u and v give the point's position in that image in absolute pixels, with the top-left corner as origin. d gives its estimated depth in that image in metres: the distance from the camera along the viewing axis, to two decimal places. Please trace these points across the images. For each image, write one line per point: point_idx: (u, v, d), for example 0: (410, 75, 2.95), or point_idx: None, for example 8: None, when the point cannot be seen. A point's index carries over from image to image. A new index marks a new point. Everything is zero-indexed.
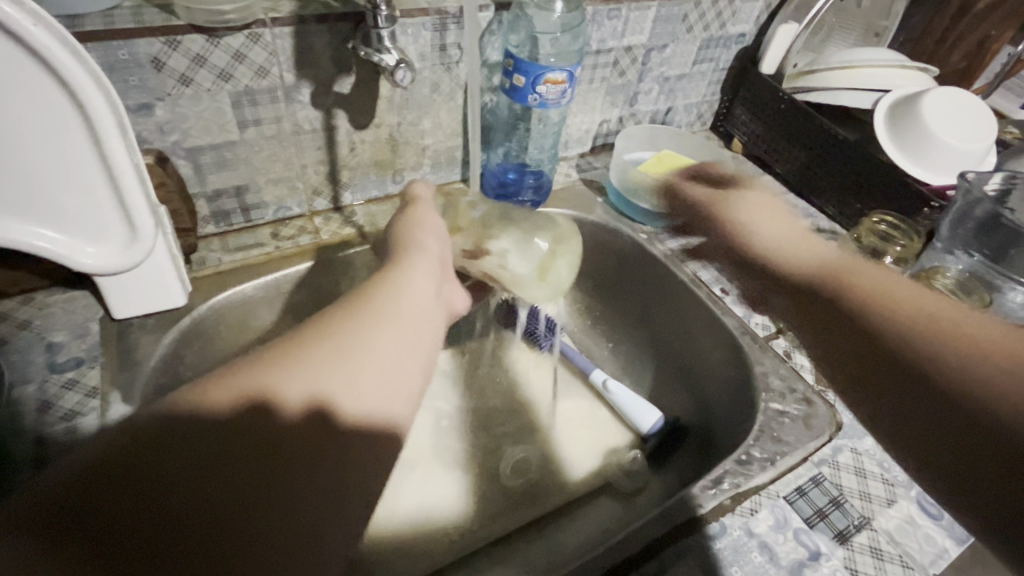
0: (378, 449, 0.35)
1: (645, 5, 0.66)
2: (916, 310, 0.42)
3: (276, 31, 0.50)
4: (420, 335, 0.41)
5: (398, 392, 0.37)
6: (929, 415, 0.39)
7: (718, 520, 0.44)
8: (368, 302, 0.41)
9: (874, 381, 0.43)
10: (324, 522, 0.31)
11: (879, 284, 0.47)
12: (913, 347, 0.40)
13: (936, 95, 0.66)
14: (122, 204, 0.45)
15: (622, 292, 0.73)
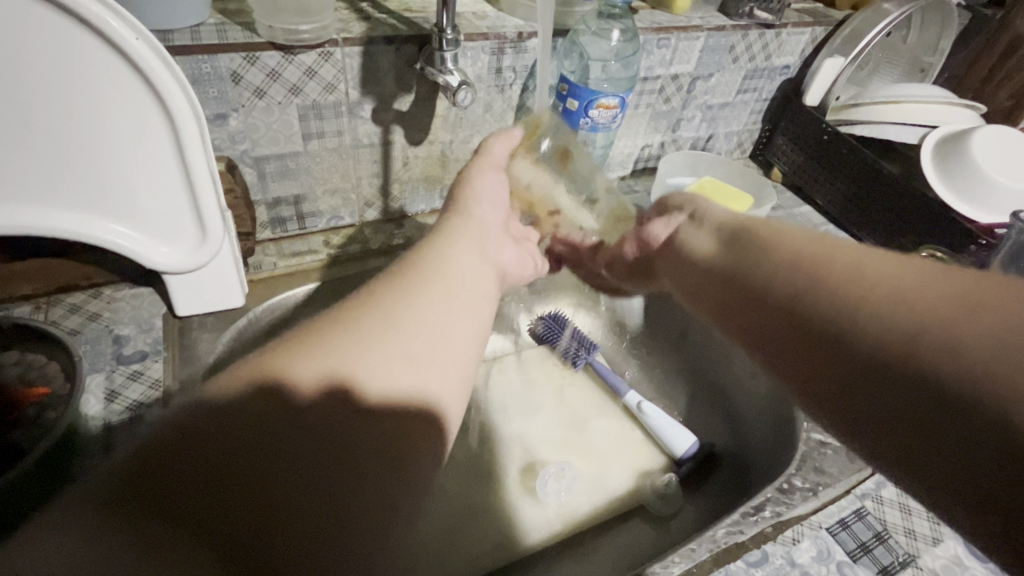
0: (416, 427, 0.33)
1: (694, 35, 0.68)
2: (855, 268, 0.35)
3: (346, 51, 0.52)
4: (461, 316, 0.40)
5: (432, 368, 0.35)
6: (843, 374, 0.32)
7: (760, 547, 0.44)
8: (405, 284, 0.39)
9: (809, 358, 0.34)
10: (388, 502, 0.29)
11: (813, 242, 0.39)
12: (826, 306, 0.34)
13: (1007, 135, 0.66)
14: (196, 208, 0.48)
15: (658, 314, 0.73)
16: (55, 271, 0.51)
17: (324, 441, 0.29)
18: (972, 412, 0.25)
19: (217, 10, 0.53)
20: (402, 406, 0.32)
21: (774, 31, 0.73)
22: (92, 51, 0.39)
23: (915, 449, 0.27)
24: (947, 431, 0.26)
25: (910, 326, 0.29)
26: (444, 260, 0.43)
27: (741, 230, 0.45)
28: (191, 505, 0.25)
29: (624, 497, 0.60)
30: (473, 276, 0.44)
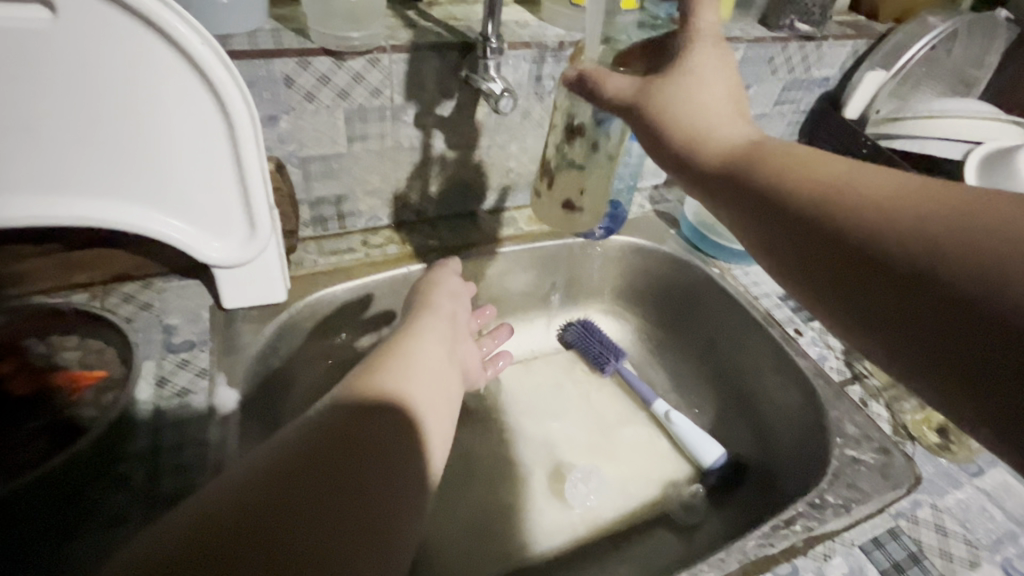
0: (403, 438, 0.36)
1: (733, 46, 0.68)
2: (935, 194, 0.29)
3: (393, 57, 0.54)
4: (437, 361, 0.44)
5: (429, 391, 0.41)
6: (921, 308, 0.28)
7: (791, 560, 0.44)
8: (382, 347, 0.44)
9: (876, 287, 0.29)
10: (401, 502, 0.32)
11: (809, 164, 0.35)
12: (848, 221, 0.31)
13: None
14: (247, 206, 0.50)
15: (688, 324, 0.73)
16: (112, 261, 0.54)
17: (341, 468, 0.31)
18: (1000, 327, 0.25)
19: (273, 16, 0.55)
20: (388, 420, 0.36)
21: (814, 43, 0.73)
22: (159, 53, 0.41)
23: (930, 351, 0.27)
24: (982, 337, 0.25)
25: (955, 258, 0.27)
26: (419, 326, 0.48)
27: (751, 161, 0.37)
28: (247, 527, 0.27)
29: (650, 505, 0.61)
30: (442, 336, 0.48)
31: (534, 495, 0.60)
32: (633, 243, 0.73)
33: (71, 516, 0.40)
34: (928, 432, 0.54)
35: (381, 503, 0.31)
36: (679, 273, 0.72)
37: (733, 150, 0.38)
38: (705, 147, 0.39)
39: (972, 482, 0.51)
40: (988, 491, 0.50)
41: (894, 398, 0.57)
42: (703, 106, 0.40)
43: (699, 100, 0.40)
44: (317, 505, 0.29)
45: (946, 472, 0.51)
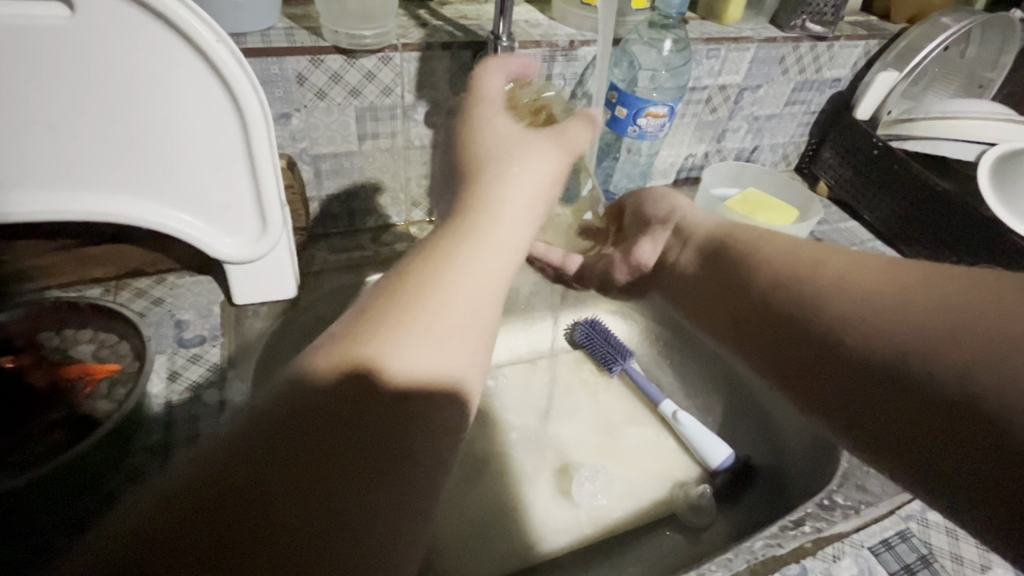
0: (428, 421, 0.31)
1: (744, 46, 0.68)
2: (906, 290, 0.36)
3: (404, 56, 0.54)
4: (486, 297, 0.37)
5: (455, 352, 0.34)
6: (845, 382, 0.36)
7: (799, 561, 0.43)
8: (422, 267, 0.36)
9: (823, 361, 0.38)
10: (405, 499, 0.29)
11: (825, 265, 0.42)
12: (826, 313, 0.39)
13: None
14: (260, 203, 0.50)
15: (697, 324, 0.73)
16: (125, 257, 0.54)
17: (332, 452, 0.28)
18: (968, 412, 0.29)
19: (286, 15, 0.55)
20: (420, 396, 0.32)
21: (826, 43, 0.73)
22: (175, 50, 0.41)
23: (856, 416, 0.35)
24: (918, 413, 0.31)
25: (900, 346, 0.33)
26: (470, 238, 0.39)
27: (730, 243, 0.50)
28: (230, 509, 0.25)
29: (657, 505, 0.60)
30: (500, 251, 0.39)
31: (540, 494, 0.60)
32: None
33: (87, 505, 0.41)
34: None
35: (384, 493, 0.28)
36: None
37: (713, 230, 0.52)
38: (692, 230, 0.54)
39: None
40: None
41: None
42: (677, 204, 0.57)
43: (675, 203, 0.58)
44: (302, 491, 0.26)
45: None
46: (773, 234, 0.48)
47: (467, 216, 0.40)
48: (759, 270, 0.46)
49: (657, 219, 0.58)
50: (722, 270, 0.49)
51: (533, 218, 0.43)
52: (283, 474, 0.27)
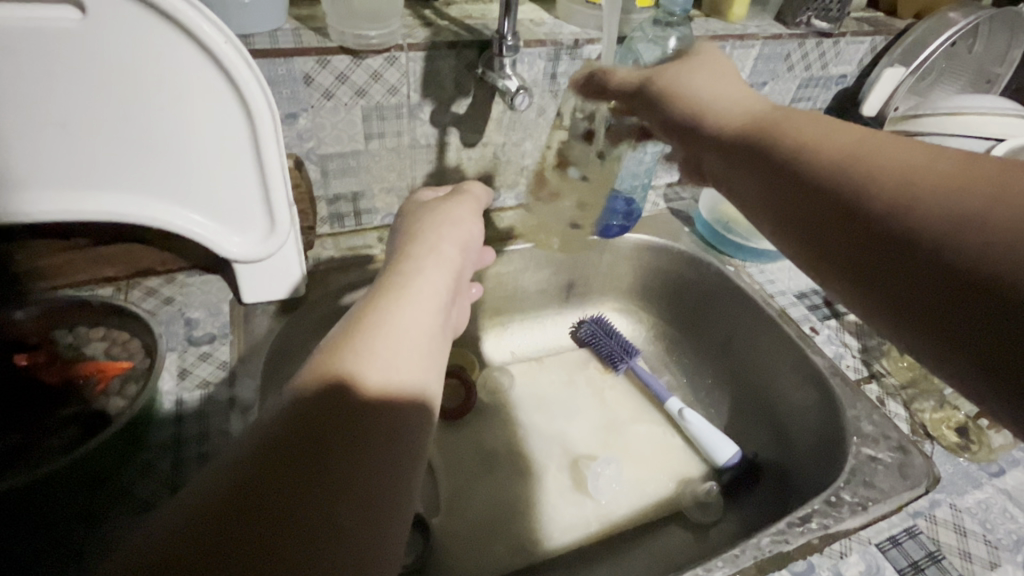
0: (401, 414, 0.34)
1: (749, 43, 0.68)
2: (949, 163, 0.28)
3: (410, 55, 0.55)
4: (423, 320, 0.39)
5: (410, 363, 0.36)
6: (881, 265, 0.28)
7: (805, 557, 0.43)
8: (367, 306, 0.39)
9: (880, 246, 0.28)
10: (398, 467, 0.31)
11: (865, 143, 0.31)
12: (897, 208, 0.28)
13: None
14: (267, 201, 0.51)
15: (702, 322, 0.73)
16: (137, 256, 0.55)
17: (330, 438, 0.30)
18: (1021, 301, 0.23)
19: (292, 16, 0.56)
20: (389, 395, 0.34)
21: (832, 39, 0.73)
22: (185, 54, 0.42)
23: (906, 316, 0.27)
24: (970, 308, 0.24)
25: (957, 214, 0.25)
26: (410, 276, 0.42)
27: (770, 125, 0.36)
28: (250, 503, 0.26)
29: (663, 502, 0.61)
30: (437, 282, 0.43)
31: (544, 490, 0.61)
32: (645, 240, 0.73)
33: (104, 501, 0.42)
34: (947, 432, 0.53)
35: (375, 457, 0.31)
36: (694, 271, 0.72)
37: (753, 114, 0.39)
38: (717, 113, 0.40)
39: (992, 482, 0.50)
40: (1008, 492, 0.49)
41: (913, 398, 0.56)
42: (707, 87, 0.42)
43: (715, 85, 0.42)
44: (308, 479, 0.28)
45: (965, 472, 0.51)
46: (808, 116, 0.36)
47: (405, 260, 0.44)
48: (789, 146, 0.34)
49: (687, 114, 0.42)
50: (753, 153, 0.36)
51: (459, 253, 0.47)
52: (284, 462, 0.28)
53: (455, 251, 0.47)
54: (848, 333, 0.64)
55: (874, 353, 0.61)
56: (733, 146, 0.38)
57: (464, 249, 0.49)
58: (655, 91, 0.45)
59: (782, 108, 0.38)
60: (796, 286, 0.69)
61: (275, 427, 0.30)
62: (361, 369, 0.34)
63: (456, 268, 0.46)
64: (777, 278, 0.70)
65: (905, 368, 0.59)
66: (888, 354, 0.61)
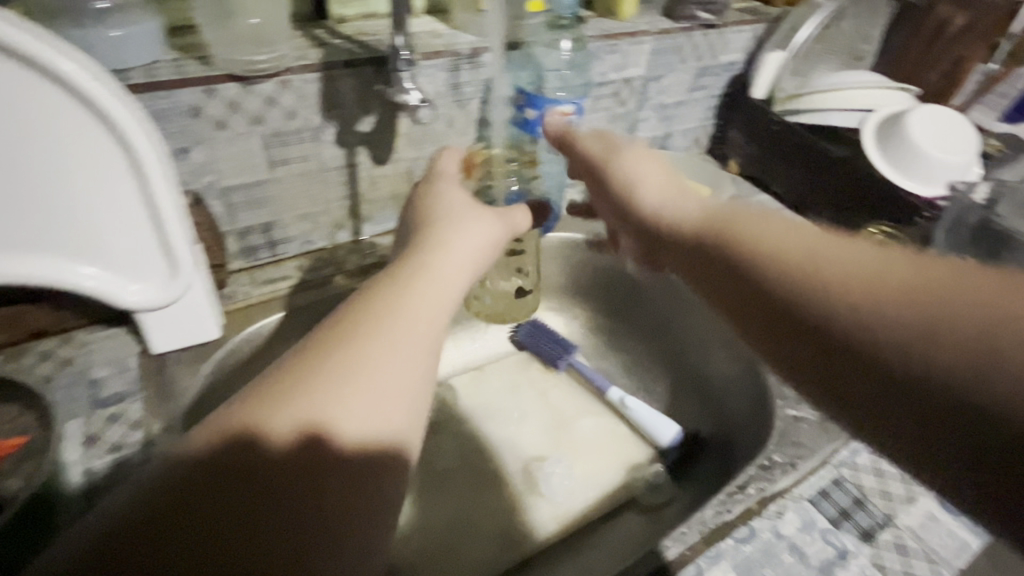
0: (365, 486, 0.30)
1: (640, 39, 0.71)
2: (905, 282, 0.31)
3: (304, 78, 0.53)
4: (420, 341, 0.36)
5: (401, 393, 0.33)
6: (873, 391, 0.30)
7: (746, 523, 0.45)
8: (343, 338, 0.34)
9: (820, 357, 0.33)
10: (357, 512, 0.29)
11: (836, 261, 0.34)
12: (862, 339, 0.31)
13: (915, 113, 0.69)
14: (165, 244, 0.48)
15: (633, 312, 0.75)
16: (25, 320, 0.50)
17: (291, 476, 0.28)
18: (994, 428, 0.25)
19: (172, 46, 0.53)
20: (353, 457, 0.30)
21: (716, 31, 0.77)
22: (45, 96, 0.38)
23: (889, 427, 0.30)
24: (930, 414, 0.28)
25: (919, 351, 0.28)
26: (406, 301, 0.37)
27: (727, 240, 0.41)
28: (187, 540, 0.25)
29: (616, 491, 0.62)
30: (430, 314, 0.38)
31: (499, 500, 0.60)
32: (569, 237, 0.74)
33: None
34: None
35: (339, 500, 0.29)
36: (618, 262, 0.73)
37: (710, 213, 0.44)
38: (678, 218, 0.47)
39: None
40: None
41: None
42: (654, 195, 0.50)
43: (656, 186, 0.51)
44: (259, 519, 0.27)
45: None
46: (770, 219, 0.41)
47: (411, 267, 0.41)
48: (772, 278, 0.36)
49: (639, 213, 0.51)
50: (721, 262, 0.41)
51: (472, 270, 0.44)
52: (236, 505, 0.27)
53: (465, 273, 0.43)
54: None
55: None
56: (684, 237, 0.46)
57: (479, 257, 0.45)
58: (601, 175, 0.54)
59: (731, 206, 0.44)
60: None
61: (237, 454, 0.28)
62: (324, 429, 0.30)
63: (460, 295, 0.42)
64: None
65: None
66: None
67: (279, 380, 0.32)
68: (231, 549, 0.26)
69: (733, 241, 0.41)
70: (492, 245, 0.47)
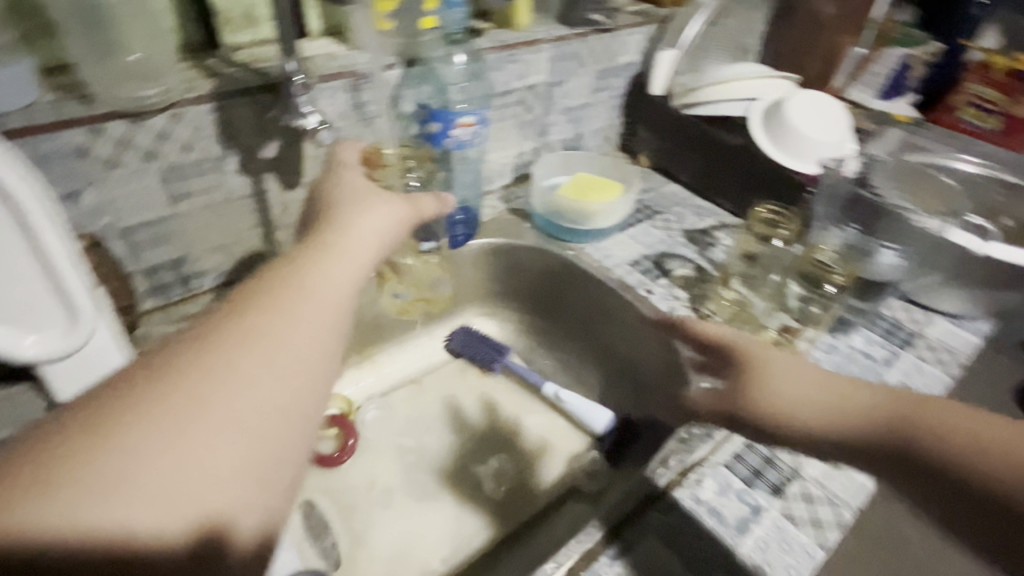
0: (253, 481, 0.29)
1: (537, 48, 0.74)
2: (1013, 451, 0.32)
3: (197, 109, 0.53)
4: (333, 305, 0.37)
5: (316, 351, 0.35)
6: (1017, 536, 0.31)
7: (669, 495, 0.48)
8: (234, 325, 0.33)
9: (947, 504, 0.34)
10: (270, 456, 0.30)
11: (881, 407, 0.37)
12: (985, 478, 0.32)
13: (792, 99, 0.75)
14: (60, 292, 0.46)
15: (558, 310, 0.77)
16: None
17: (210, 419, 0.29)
18: None
19: (51, 87, 0.51)
20: (246, 449, 0.29)
21: (610, 34, 0.81)
22: None
23: None
24: None
25: None
26: (316, 269, 0.38)
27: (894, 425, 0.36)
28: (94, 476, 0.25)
29: (558, 483, 0.64)
30: (332, 304, 0.37)
31: (444, 508, 0.61)
32: (490, 243, 0.76)
33: None
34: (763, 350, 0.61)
35: (256, 442, 0.30)
36: (540, 263, 0.76)
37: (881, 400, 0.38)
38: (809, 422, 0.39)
39: None
40: None
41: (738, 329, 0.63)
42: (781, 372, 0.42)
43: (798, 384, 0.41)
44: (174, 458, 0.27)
45: None
46: (830, 374, 0.41)
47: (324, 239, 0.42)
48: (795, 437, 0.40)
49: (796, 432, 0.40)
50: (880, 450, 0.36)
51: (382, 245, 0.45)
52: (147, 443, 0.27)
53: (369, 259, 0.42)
54: (678, 287, 0.70)
55: (701, 297, 0.68)
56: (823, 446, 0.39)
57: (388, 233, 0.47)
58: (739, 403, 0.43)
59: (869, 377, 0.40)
60: (628, 255, 0.76)
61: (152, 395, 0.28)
62: (209, 420, 0.29)
63: (365, 281, 0.41)
64: (612, 253, 0.76)
65: (726, 304, 0.66)
66: (710, 296, 0.68)
67: (152, 374, 0.30)
68: (146, 483, 0.26)
69: (866, 413, 0.37)
70: (398, 223, 0.48)
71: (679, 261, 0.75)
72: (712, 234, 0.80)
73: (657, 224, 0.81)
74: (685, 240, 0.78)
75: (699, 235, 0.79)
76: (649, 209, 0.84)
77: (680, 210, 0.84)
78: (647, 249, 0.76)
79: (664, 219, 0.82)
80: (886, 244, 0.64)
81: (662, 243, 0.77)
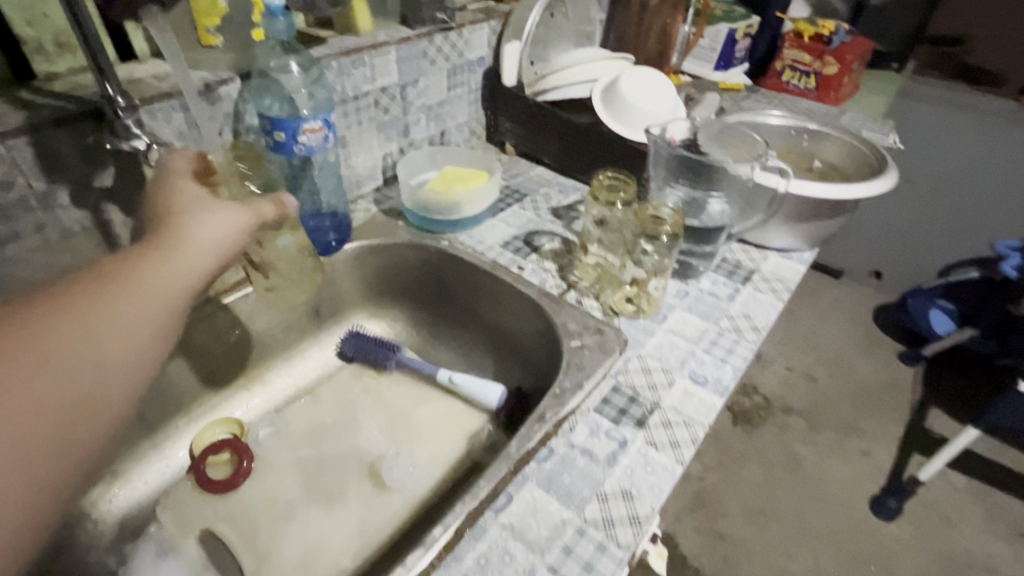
0: (53, 463, 0.32)
1: (382, 50, 0.76)
2: None
3: (8, 144, 0.49)
4: (143, 321, 0.38)
5: (116, 364, 0.36)
6: None
7: (546, 445, 0.52)
8: (48, 323, 0.34)
9: None
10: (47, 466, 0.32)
11: None
12: None
13: (626, 78, 0.83)
14: None
15: (442, 300, 0.79)
16: None
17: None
18: None
19: None
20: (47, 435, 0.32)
21: (454, 31, 0.84)
22: None
23: None
24: None
25: None
26: (134, 281, 0.39)
27: None
28: None
29: (459, 460, 0.67)
30: (154, 311, 0.39)
31: (349, 507, 0.62)
32: (366, 244, 0.76)
33: None
34: (625, 305, 0.68)
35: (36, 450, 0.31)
36: (419, 256, 0.78)
37: None
38: None
39: (661, 328, 0.66)
40: (672, 330, 0.66)
41: (601, 289, 0.70)
42: None
43: None
44: None
45: (643, 327, 0.66)
46: None
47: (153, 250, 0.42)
48: None
49: None
50: None
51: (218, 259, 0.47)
52: None
53: (203, 262, 0.45)
54: (546, 260, 0.76)
55: (568, 267, 0.74)
56: None
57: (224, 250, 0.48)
58: None
59: None
60: (500, 238, 0.80)
61: None
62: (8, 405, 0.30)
63: (193, 286, 0.43)
64: (484, 238, 0.80)
65: (590, 269, 0.72)
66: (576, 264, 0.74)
67: None
68: None
69: None
70: (236, 236, 0.48)
71: (547, 237, 0.80)
72: (576, 208, 0.86)
73: (526, 206, 0.86)
74: (551, 217, 0.84)
75: (564, 211, 0.85)
76: (517, 193, 0.89)
77: (546, 191, 0.90)
78: (517, 230, 0.81)
79: (532, 200, 0.87)
80: (712, 193, 0.71)
81: (530, 223, 0.82)
